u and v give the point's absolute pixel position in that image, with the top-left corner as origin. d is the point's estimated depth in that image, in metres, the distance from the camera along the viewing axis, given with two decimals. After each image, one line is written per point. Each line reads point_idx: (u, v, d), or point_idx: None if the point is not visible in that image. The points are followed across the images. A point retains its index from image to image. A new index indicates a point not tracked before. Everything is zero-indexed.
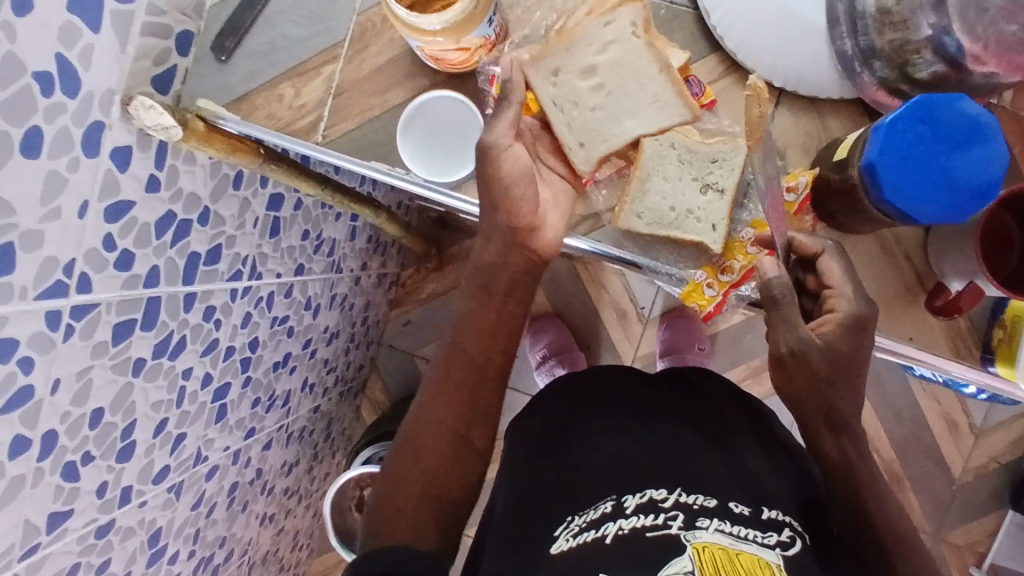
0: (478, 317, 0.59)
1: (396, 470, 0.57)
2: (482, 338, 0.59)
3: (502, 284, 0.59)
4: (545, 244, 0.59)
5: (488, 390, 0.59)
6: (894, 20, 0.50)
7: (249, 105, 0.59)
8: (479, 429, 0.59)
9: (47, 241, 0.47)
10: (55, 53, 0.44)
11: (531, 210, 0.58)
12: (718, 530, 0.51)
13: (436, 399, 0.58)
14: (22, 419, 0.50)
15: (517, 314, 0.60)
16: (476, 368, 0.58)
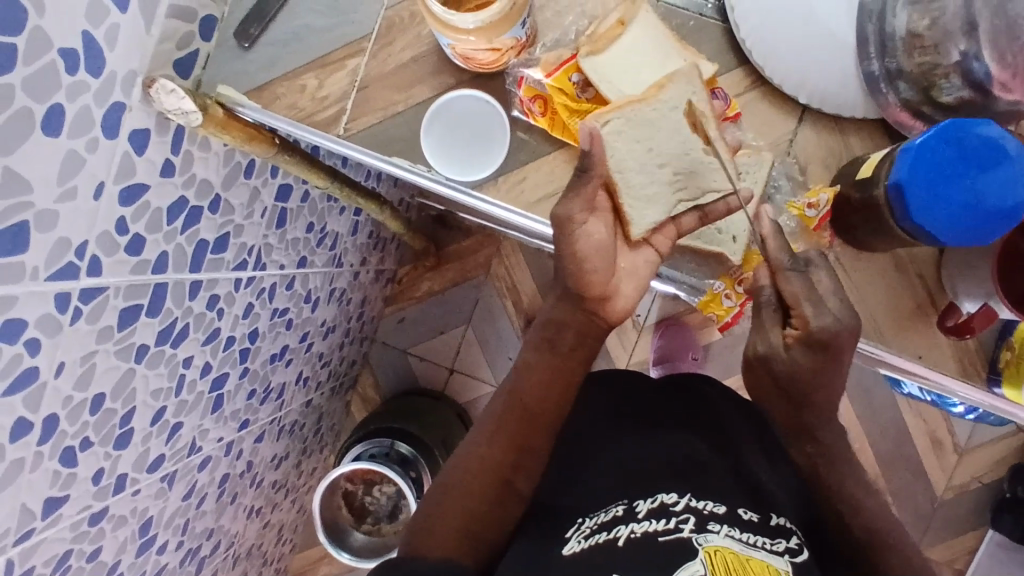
0: (536, 364, 0.61)
1: (440, 503, 0.56)
2: (542, 386, 0.60)
3: (568, 341, 0.61)
4: (615, 312, 0.61)
5: (539, 440, 0.59)
6: (923, 44, 0.50)
7: (269, 94, 0.58)
8: (524, 475, 0.58)
9: (61, 221, 0.47)
10: (81, 32, 0.44)
11: (604, 283, 0.58)
12: (728, 535, 0.52)
13: (486, 442, 0.58)
14: (25, 402, 0.49)
15: (576, 369, 0.61)
16: (528, 416, 0.59)
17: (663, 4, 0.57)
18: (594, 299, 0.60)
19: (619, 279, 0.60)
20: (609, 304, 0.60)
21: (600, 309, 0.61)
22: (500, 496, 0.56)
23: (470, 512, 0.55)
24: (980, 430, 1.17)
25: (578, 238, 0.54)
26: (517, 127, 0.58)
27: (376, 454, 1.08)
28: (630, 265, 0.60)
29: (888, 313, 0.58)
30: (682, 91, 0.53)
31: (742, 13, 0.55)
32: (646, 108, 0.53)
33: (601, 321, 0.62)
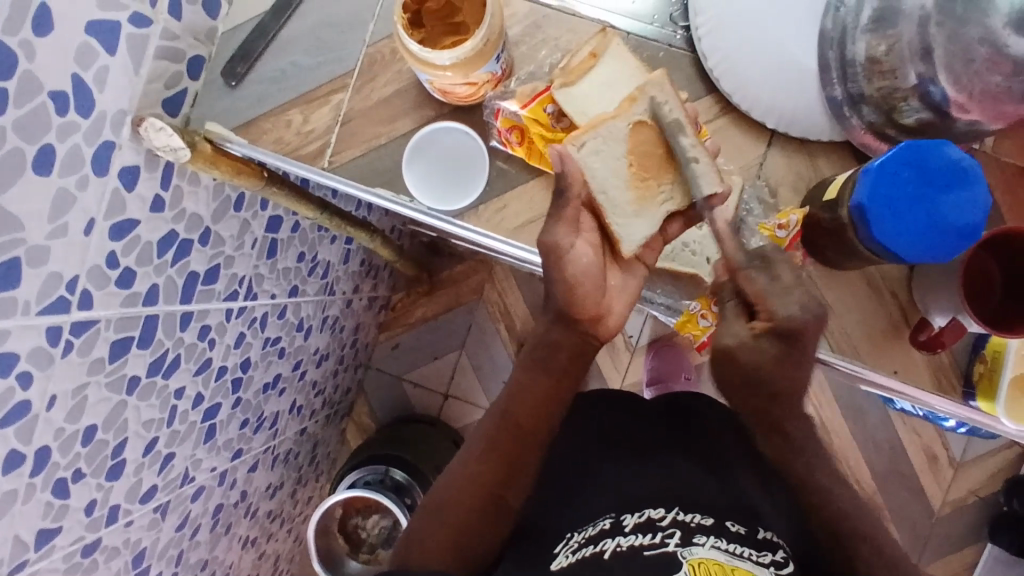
0: (532, 386, 0.61)
1: (431, 520, 0.58)
2: (536, 407, 0.60)
3: (562, 362, 0.61)
4: (608, 329, 0.61)
5: (529, 456, 0.59)
6: (882, 68, 0.51)
7: (257, 129, 0.60)
8: (515, 489, 0.59)
9: (52, 257, 0.48)
10: (71, 74, 0.45)
11: (596, 302, 0.59)
12: (713, 547, 0.55)
13: (479, 462, 0.59)
14: (17, 434, 0.50)
15: (571, 389, 0.62)
16: (520, 433, 0.59)
17: (636, 37, 0.59)
18: (588, 319, 0.60)
19: (611, 298, 0.60)
20: (603, 322, 0.60)
21: (594, 329, 0.61)
22: (489, 512, 0.58)
23: (462, 531, 0.57)
24: (974, 444, 1.17)
25: (567, 265, 0.56)
26: (497, 156, 0.60)
27: (370, 481, 1.10)
28: (619, 283, 0.60)
29: (862, 331, 0.59)
30: (660, 102, 0.54)
31: (711, 44, 0.57)
32: (619, 124, 0.55)
33: (594, 340, 0.62)
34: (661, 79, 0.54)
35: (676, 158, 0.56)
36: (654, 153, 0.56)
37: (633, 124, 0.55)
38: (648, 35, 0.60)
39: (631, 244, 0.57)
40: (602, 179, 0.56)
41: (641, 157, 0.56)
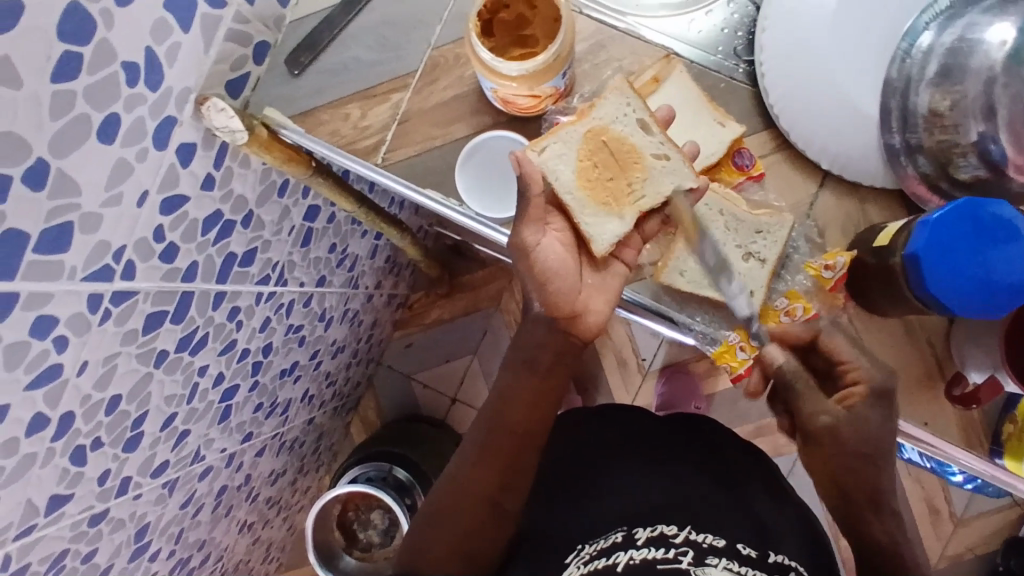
0: (516, 387, 0.61)
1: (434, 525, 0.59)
2: (524, 409, 0.61)
3: (547, 361, 0.61)
4: (590, 327, 0.60)
5: (525, 456, 0.60)
6: (943, 122, 0.52)
7: (313, 120, 0.60)
8: (512, 496, 0.60)
9: (104, 226, 0.48)
10: (145, 47, 0.46)
11: (570, 300, 0.59)
12: (726, 568, 0.54)
13: (474, 466, 0.60)
14: (45, 397, 0.50)
15: (557, 389, 0.62)
16: (517, 436, 0.60)
17: (698, 66, 0.60)
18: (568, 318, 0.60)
19: (587, 295, 0.60)
20: (581, 321, 0.60)
21: (573, 327, 0.60)
22: (489, 517, 0.59)
23: (462, 534, 0.58)
24: (977, 501, 1.16)
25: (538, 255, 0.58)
26: None
27: (372, 477, 1.10)
28: (598, 280, 0.60)
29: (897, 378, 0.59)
30: (616, 108, 0.57)
31: (772, 80, 0.57)
32: (577, 129, 0.57)
33: (576, 339, 0.61)
34: (621, 86, 0.57)
35: (641, 158, 0.58)
36: (622, 157, 0.58)
37: (591, 129, 0.57)
38: (709, 65, 0.60)
39: (603, 245, 0.57)
40: (568, 182, 0.58)
41: (605, 161, 0.58)
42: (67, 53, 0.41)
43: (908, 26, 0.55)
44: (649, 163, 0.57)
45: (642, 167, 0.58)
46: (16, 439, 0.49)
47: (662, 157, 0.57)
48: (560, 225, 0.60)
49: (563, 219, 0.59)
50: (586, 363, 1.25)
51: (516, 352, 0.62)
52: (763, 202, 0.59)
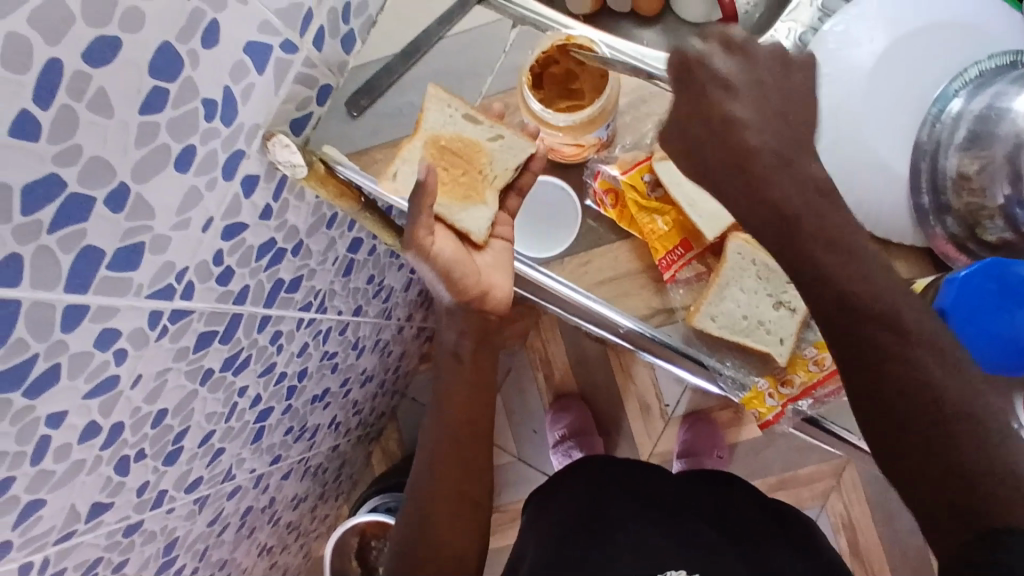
0: (457, 376, 0.67)
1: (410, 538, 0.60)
2: (464, 394, 0.67)
3: (471, 350, 0.67)
4: (497, 303, 0.64)
5: (480, 444, 0.68)
6: (972, 186, 0.54)
7: (368, 158, 0.64)
8: (475, 484, 0.67)
9: (172, 247, 0.51)
10: (224, 86, 0.49)
11: (475, 278, 0.62)
12: None
13: (444, 457, 0.67)
14: (99, 407, 0.53)
15: (488, 368, 0.69)
16: (473, 427, 0.67)
17: None
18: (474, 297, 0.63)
19: (487, 273, 0.63)
20: (488, 300, 0.63)
21: (482, 305, 0.64)
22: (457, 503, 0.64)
23: (435, 506, 0.65)
24: None
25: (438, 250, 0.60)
26: (588, 215, 0.62)
27: (391, 507, 1.10)
28: (492, 259, 0.64)
29: None
30: (441, 113, 0.60)
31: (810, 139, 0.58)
32: (417, 143, 0.60)
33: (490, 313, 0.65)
34: (439, 91, 0.60)
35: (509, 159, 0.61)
36: (502, 150, 0.60)
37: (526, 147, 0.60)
38: None
39: (482, 232, 0.61)
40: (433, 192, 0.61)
41: (452, 162, 0.62)
42: (156, 88, 0.44)
43: (939, 91, 0.57)
44: (490, 147, 0.61)
45: (487, 157, 0.61)
46: (69, 445, 0.51)
47: (496, 137, 0.61)
48: (450, 232, 0.62)
49: (447, 228, 0.61)
50: (607, 405, 1.26)
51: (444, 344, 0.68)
52: None
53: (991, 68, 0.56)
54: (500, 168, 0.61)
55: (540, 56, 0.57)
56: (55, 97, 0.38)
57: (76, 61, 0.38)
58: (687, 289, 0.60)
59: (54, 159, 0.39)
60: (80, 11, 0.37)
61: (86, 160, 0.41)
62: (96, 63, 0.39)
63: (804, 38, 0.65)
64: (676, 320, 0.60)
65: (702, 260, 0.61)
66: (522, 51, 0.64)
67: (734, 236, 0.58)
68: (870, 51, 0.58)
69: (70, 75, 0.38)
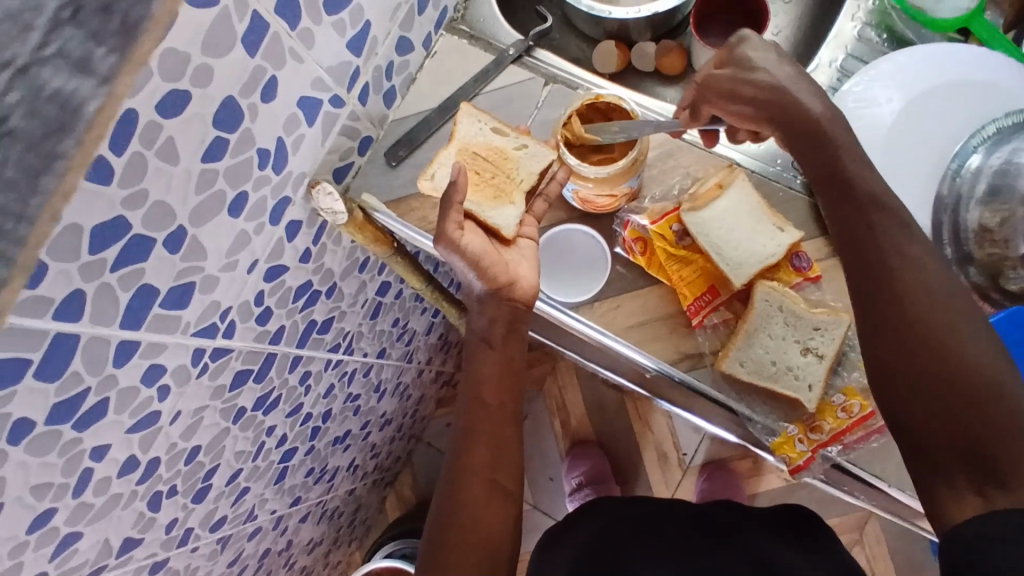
0: (481, 362, 0.60)
1: (446, 520, 0.54)
2: (494, 383, 0.59)
3: (499, 333, 0.60)
4: (525, 293, 0.60)
5: (508, 430, 0.58)
6: (994, 237, 0.55)
7: (405, 206, 0.66)
8: (508, 473, 0.57)
9: (219, 287, 0.53)
10: (277, 137, 0.52)
11: (502, 272, 0.59)
12: None
13: (465, 454, 0.57)
14: (140, 441, 0.54)
15: (516, 351, 0.61)
16: (497, 409, 0.58)
17: (758, 175, 0.64)
18: (503, 286, 0.59)
19: (514, 262, 0.60)
20: (517, 288, 0.60)
21: (515, 294, 0.60)
22: (485, 500, 0.55)
23: (459, 508, 0.54)
24: None
25: (464, 248, 0.57)
26: (617, 262, 0.63)
27: (407, 554, 1.10)
28: (518, 251, 0.61)
29: None
30: (472, 126, 0.63)
31: None
32: (450, 152, 0.62)
33: (516, 304, 0.60)
34: (469, 109, 0.63)
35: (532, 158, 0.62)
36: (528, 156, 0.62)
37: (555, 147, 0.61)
38: (768, 175, 0.64)
39: (511, 228, 0.60)
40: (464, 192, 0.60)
41: (483, 168, 0.62)
42: (218, 138, 0.46)
43: (958, 149, 0.60)
44: (516, 154, 0.62)
45: (514, 162, 0.62)
46: (109, 478, 0.53)
47: (522, 145, 0.62)
48: (480, 230, 0.59)
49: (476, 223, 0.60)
50: (625, 453, 1.26)
51: (472, 331, 0.62)
52: (820, 302, 0.61)
53: (1010, 125, 0.58)
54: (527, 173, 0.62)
55: (573, 111, 0.61)
56: (128, 145, 0.40)
57: (150, 112, 0.40)
58: (714, 333, 0.61)
59: (122, 203, 0.42)
60: (158, 68, 0.39)
61: (151, 204, 0.44)
62: (168, 115, 0.42)
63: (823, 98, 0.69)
64: (704, 364, 0.61)
65: (729, 307, 0.62)
66: (554, 107, 0.67)
67: (760, 284, 0.60)
68: (890, 109, 0.60)
69: (143, 126, 0.41)
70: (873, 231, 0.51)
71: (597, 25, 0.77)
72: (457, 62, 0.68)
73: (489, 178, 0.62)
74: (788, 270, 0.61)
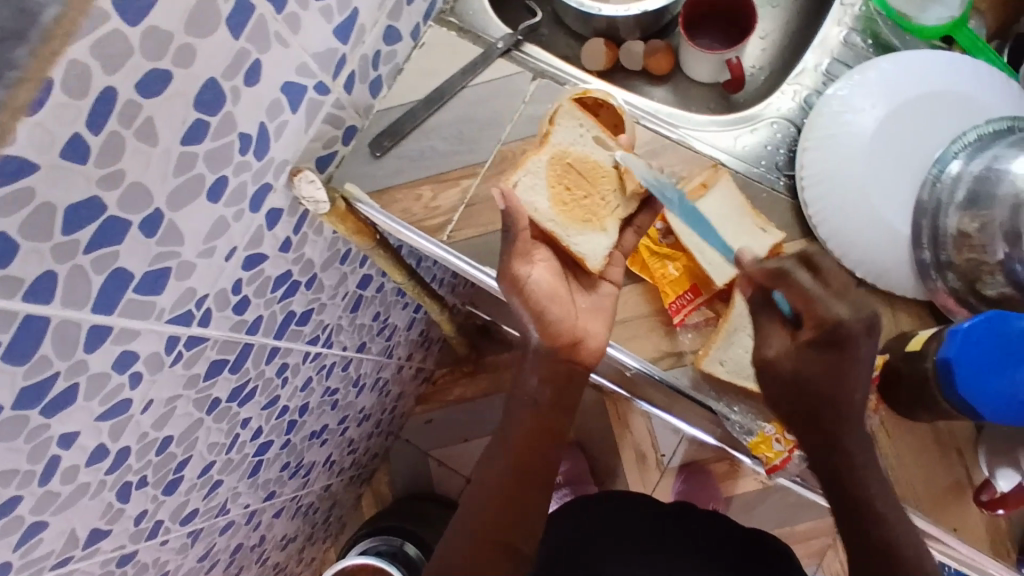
0: (519, 419, 0.60)
1: (446, 551, 0.55)
2: (527, 442, 0.59)
3: (548, 396, 0.60)
4: (591, 353, 0.60)
5: (534, 495, 0.58)
6: (972, 243, 0.56)
7: (388, 197, 0.65)
8: (526, 534, 0.56)
9: (195, 274, 0.52)
10: (259, 122, 0.51)
11: (570, 325, 0.59)
12: None
13: (484, 503, 0.56)
14: (110, 429, 0.53)
15: (562, 419, 0.61)
16: (529, 471, 0.58)
17: (741, 175, 0.65)
18: (568, 348, 0.60)
19: (585, 319, 0.60)
20: (583, 348, 0.60)
21: (576, 355, 0.60)
22: (496, 548, 0.55)
23: (471, 561, 0.54)
24: None
25: (531, 284, 0.58)
26: None
27: (381, 552, 1.09)
28: (590, 303, 0.61)
29: (926, 482, 0.58)
30: (572, 132, 0.61)
31: (813, 196, 0.62)
32: (542, 158, 0.60)
33: (580, 366, 0.60)
34: (571, 110, 0.60)
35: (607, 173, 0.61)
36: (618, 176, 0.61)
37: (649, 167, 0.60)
38: (752, 176, 0.66)
39: (598, 259, 0.60)
40: (547, 210, 0.60)
41: (576, 182, 0.61)
42: (199, 120, 0.46)
43: (939, 154, 0.61)
44: (612, 172, 0.61)
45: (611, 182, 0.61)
46: (77, 467, 0.51)
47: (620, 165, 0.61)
48: (546, 255, 0.60)
49: (547, 250, 0.60)
50: (604, 454, 1.25)
51: (521, 389, 0.61)
52: None
53: (989, 132, 0.59)
54: (616, 198, 0.61)
55: (558, 106, 0.61)
56: (106, 123, 0.40)
57: (128, 91, 0.40)
58: (696, 333, 0.61)
59: (98, 182, 0.41)
60: (139, 46, 0.39)
61: (127, 185, 0.43)
62: (147, 94, 0.41)
63: (809, 100, 0.69)
64: (685, 363, 0.61)
65: (711, 306, 0.62)
66: (541, 102, 0.66)
67: (743, 285, 0.60)
68: (872, 116, 0.61)
69: (121, 104, 0.40)
70: (835, 444, 0.54)
71: (586, 23, 0.77)
72: (445, 55, 0.67)
73: (573, 196, 0.61)
74: None
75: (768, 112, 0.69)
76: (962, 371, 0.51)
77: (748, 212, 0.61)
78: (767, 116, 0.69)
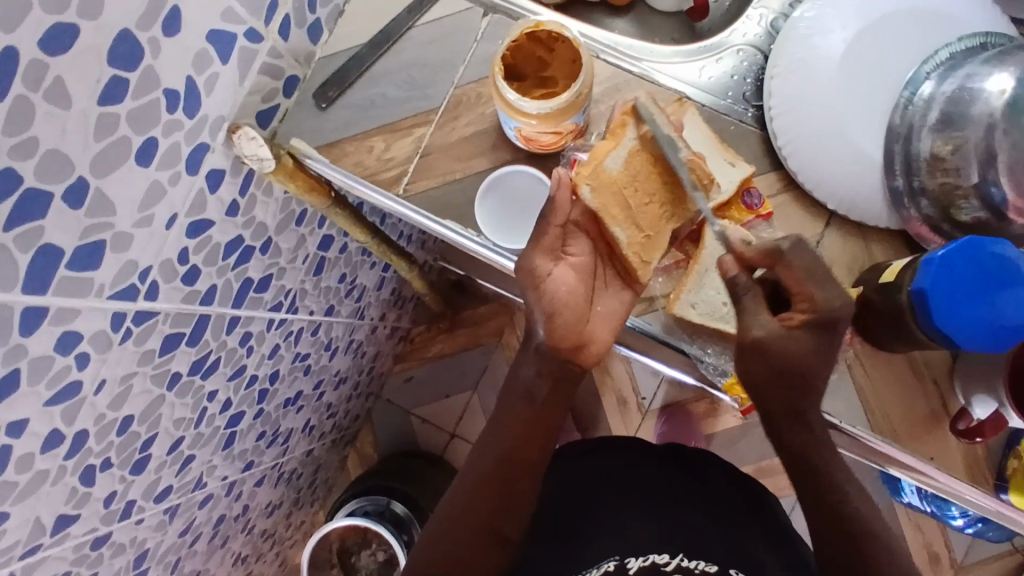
0: (510, 408, 0.61)
1: (435, 529, 0.59)
2: (515, 432, 0.60)
3: (544, 392, 0.61)
4: (591, 356, 0.62)
5: (522, 484, 0.60)
6: (946, 167, 0.54)
7: (339, 151, 0.61)
8: (511, 522, 0.59)
9: (134, 245, 0.49)
10: (186, 76, 0.47)
11: (574, 329, 0.60)
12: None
13: (471, 491, 0.59)
14: (62, 413, 0.50)
15: (553, 414, 0.62)
16: (515, 466, 0.60)
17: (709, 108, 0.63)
18: (570, 350, 0.62)
19: (594, 324, 0.61)
20: (585, 351, 0.62)
21: (577, 357, 0.62)
22: (480, 534, 0.57)
23: (454, 547, 0.57)
24: (976, 547, 1.13)
25: (544, 283, 0.59)
26: None
27: (369, 511, 1.09)
28: (606, 307, 0.60)
29: (898, 414, 0.58)
30: (643, 129, 0.56)
31: (782, 124, 0.60)
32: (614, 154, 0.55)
33: (578, 367, 0.63)
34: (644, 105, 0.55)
35: (665, 172, 0.56)
36: (682, 185, 0.56)
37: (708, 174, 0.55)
38: (720, 110, 0.63)
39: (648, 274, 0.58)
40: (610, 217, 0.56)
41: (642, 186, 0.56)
42: (116, 78, 0.42)
43: (911, 76, 0.58)
44: (673, 179, 0.56)
45: (675, 189, 0.56)
46: (32, 454, 0.49)
47: (689, 172, 0.55)
48: (579, 251, 0.60)
49: (581, 247, 0.60)
50: (584, 398, 1.25)
51: (517, 377, 0.62)
52: (772, 239, 0.59)
53: (960, 51, 0.58)
54: (672, 209, 0.57)
55: (511, 44, 0.56)
56: (10, 87, 0.36)
57: (33, 49, 0.36)
58: (665, 278, 0.61)
59: (10, 152, 0.37)
60: None
61: (43, 154, 0.39)
62: (53, 51, 0.37)
63: (776, 25, 0.67)
64: (656, 308, 0.61)
65: (681, 248, 0.61)
66: (493, 39, 0.62)
67: (714, 223, 0.57)
68: (841, 37, 0.59)
69: (26, 64, 0.36)
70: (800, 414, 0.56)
71: None
72: None
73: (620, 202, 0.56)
74: (742, 208, 0.58)
75: (734, 40, 0.67)
76: (937, 300, 0.50)
77: (715, 143, 0.59)
78: (733, 44, 0.66)
